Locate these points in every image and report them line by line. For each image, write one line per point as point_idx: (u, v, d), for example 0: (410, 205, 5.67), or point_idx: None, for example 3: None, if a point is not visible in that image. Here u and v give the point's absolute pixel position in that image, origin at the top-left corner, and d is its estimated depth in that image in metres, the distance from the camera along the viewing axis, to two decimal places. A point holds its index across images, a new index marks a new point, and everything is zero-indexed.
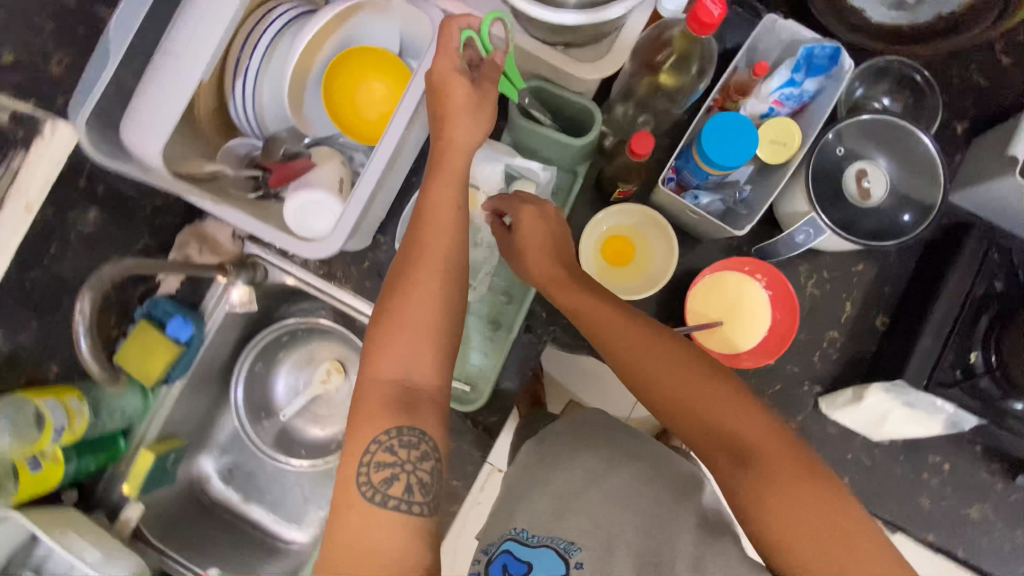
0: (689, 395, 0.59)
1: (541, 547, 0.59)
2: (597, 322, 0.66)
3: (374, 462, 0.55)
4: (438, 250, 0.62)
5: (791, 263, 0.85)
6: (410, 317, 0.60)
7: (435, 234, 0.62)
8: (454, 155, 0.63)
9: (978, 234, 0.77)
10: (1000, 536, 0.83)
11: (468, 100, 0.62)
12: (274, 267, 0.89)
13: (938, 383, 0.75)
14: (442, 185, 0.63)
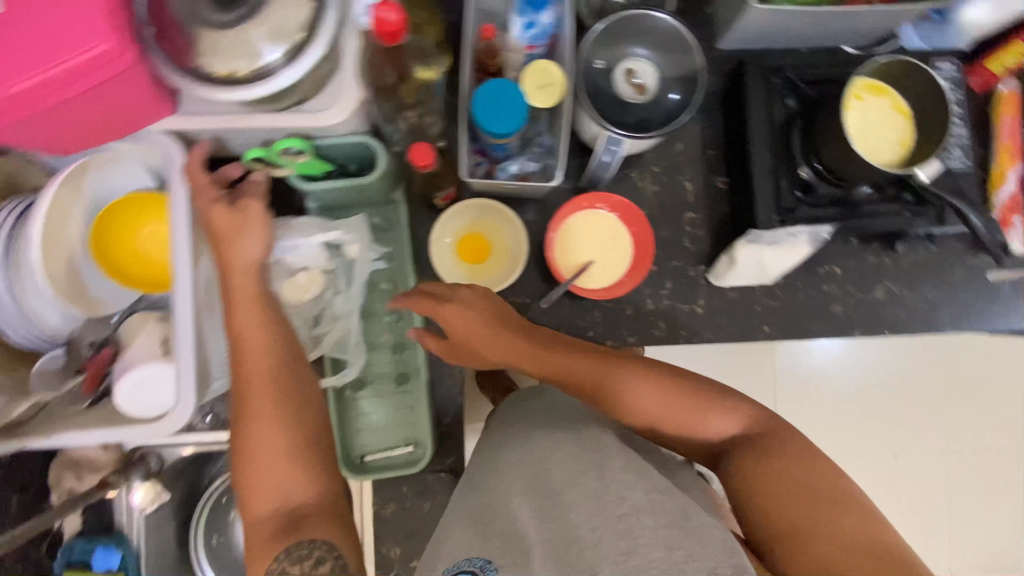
0: (672, 411, 0.64)
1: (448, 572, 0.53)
2: (561, 376, 0.68)
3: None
4: (260, 369, 0.63)
5: (623, 175, 0.88)
6: (267, 442, 0.60)
7: (255, 355, 0.64)
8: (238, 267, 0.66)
9: (753, 67, 0.80)
10: (912, 300, 0.89)
11: (229, 222, 0.65)
12: (165, 447, 0.85)
13: (787, 213, 0.79)
14: (244, 311, 0.65)
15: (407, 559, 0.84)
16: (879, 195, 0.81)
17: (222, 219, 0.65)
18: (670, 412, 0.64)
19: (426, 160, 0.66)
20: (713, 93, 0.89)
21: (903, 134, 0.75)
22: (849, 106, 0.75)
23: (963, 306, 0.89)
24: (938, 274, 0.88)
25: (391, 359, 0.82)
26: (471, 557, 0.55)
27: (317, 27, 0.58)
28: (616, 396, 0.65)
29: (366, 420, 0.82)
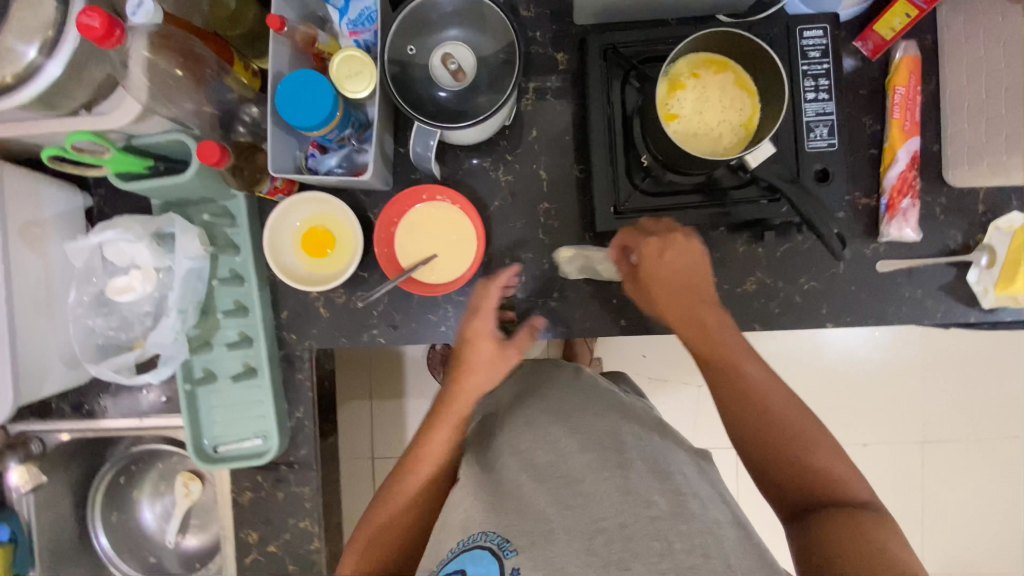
0: (798, 463, 0.63)
1: (471, 548, 0.59)
2: (693, 331, 0.70)
3: None
4: (434, 473, 0.73)
5: (474, 165, 0.84)
6: (388, 527, 0.70)
7: (428, 463, 0.73)
8: (462, 389, 0.74)
9: (593, 46, 0.75)
10: (788, 293, 0.82)
11: (495, 360, 0.75)
12: (44, 432, 0.90)
13: (626, 203, 0.75)
14: (428, 439, 0.73)
15: (264, 545, 0.87)
16: (738, 179, 0.74)
17: (482, 339, 0.75)
18: (775, 388, 0.66)
19: (214, 157, 0.66)
20: (571, 74, 0.84)
21: (745, 114, 0.69)
22: (683, 85, 0.69)
23: (849, 299, 0.82)
24: (817, 264, 0.81)
25: (238, 355, 0.84)
26: (487, 532, 0.60)
27: (66, 28, 0.59)
28: (736, 375, 0.67)
29: (220, 412, 0.85)
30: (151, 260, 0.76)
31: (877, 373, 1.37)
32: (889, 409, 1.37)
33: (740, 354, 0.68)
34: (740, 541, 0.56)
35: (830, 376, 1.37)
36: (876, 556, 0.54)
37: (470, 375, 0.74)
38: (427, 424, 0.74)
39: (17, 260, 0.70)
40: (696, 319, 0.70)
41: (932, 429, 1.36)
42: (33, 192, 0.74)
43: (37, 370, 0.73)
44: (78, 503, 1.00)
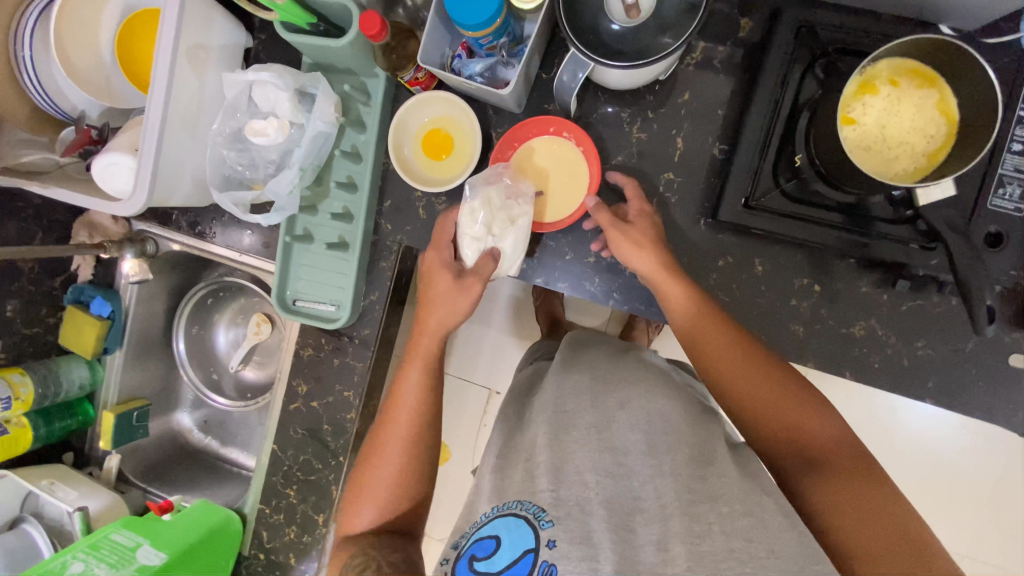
0: (786, 429, 0.62)
1: (505, 515, 0.62)
2: (655, 287, 0.71)
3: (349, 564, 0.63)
4: (413, 426, 0.72)
5: (611, 113, 0.80)
6: (385, 477, 0.70)
7: (401, 396, 0.73)
8: (433, 319, 0.75)
9: (787, 20, 0.67)
10: (896, 351, 0.74)
11: (450, 291, 0.75)
12: (160, 237, 0.99)
13: (759, 200, 0.69)
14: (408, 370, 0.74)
15: (309, 399, 0.95)
16: (895, 214, 0.67)
17: (437, 272, 0.77)
18: (719, 347, 0.66)
19: (372, 30, 0.66)
20: (749, 45, 0.76)
21: (938, 141, 0.60)
22: (875, 90, 0.60)
23: (963, 381, 0.73)
24: (942, 333, 0.73)
25: (336, 226, 0.89)
26: (523, 501, 0.62)
27: None
28: (703, 337, 0.67)
29: (307, 270, 0.91)
30: (289, 113, 0.79)
31: (946, 467, 1.25)
32: (944, 509, 1.26)
33: (688, 310, 0.68)
34: (782, 522, 0.54)
35: (893, 452, 1.27)
36: (865, 518, 0.54)
37: (430, 310, 0.76)
38: (400, 369, 0.75)
39: (179, 76, 0.75)
40: (653, 270, 0.70)
41: (982, 545, 1.24)
42: (207, 17, 0.78)
43: (170, 180, 0.80)
44: (170, 307, 1.13)
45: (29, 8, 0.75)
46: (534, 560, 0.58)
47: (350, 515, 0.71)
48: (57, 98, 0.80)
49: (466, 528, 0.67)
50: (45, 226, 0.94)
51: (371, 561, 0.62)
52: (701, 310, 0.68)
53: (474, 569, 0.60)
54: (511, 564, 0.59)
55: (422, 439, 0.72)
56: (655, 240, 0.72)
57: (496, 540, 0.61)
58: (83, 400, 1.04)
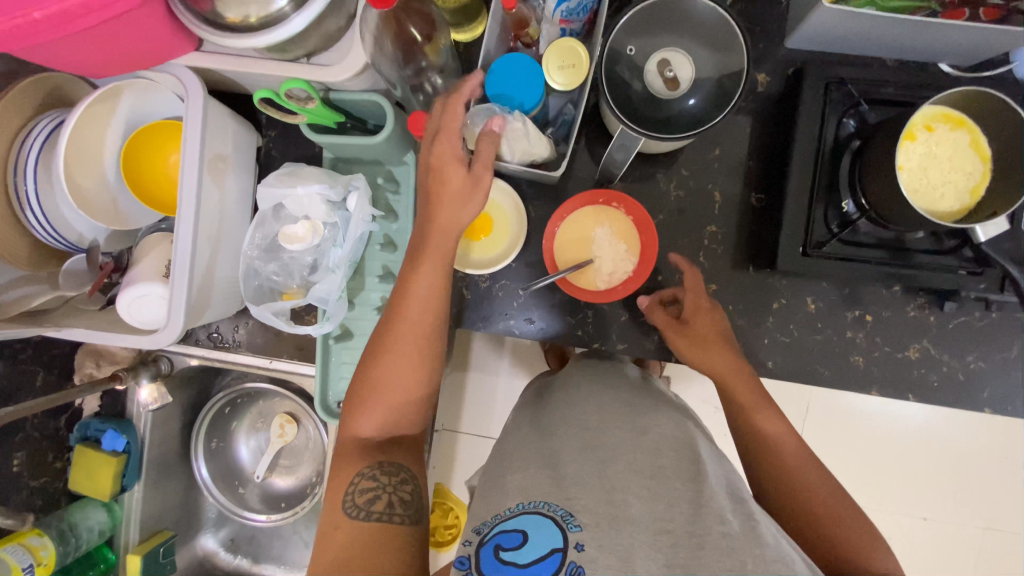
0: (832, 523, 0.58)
1: (532, 513, 0.59)
2: (720, 382, 0.70)
3: (359, 485, 0.61)
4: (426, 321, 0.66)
5: (645, 173, 0.82)
6: (389, 386, 0.65)
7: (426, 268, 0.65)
8: (459, 210, 0.64)
9: (813, 76, 0.71)
10: (950, 368, 0.78)
11: (463, 189, 0.64)
12: (175, 354, 0.92)
13: (815, 247, 0.71)
14: (431, 267, 0.65)
15: None
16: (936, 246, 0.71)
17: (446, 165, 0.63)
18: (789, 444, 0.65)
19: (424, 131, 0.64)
20: (768, 97, 0.80)
21: (975, 177, 0.64)
22: (914, 137, 0.65)
23: (1013, 386, 0.77)
24: (990, 345, 0.77)
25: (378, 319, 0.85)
26: (549, 502, 0.60)
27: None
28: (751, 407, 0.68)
29: (347, 369, 0.86)
30: (323, 214, 0.76)
31: (961, 450, 1.31)
32: (964, 490, 1.31)
33: (755, 407, 0.68)
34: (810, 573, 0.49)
35: (910, 444, 1.32)
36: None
37: (449, 212, 0.65)
38: (408, 272, 0.66)
39: (204, 193, 0.71)
40: (722, 370, 0.70)
41: (1003, 519, 1.31)
42: (223, 125, 0.74)
43: (202, 301, 0.74)
44: (185, 423, 1.04)
45: (29, 137, 0.70)
46: (563, 561, 0.55)
47: (356, 416, 0.65)
48: (63, 229, 0.74)
49: (486, 517, 0.62)
50: (46, 363, 0.85)
51: (384, 490, 0.61)
52: (773, 410, 0.67)
53: (499, 559, 0.56)
54: (539, 560, 0.55)
55: (429, 353, 0.67)
56: (721, 340, 0.71)
57: (524, 535, 0.57)
58: (102, 546, 0.93)
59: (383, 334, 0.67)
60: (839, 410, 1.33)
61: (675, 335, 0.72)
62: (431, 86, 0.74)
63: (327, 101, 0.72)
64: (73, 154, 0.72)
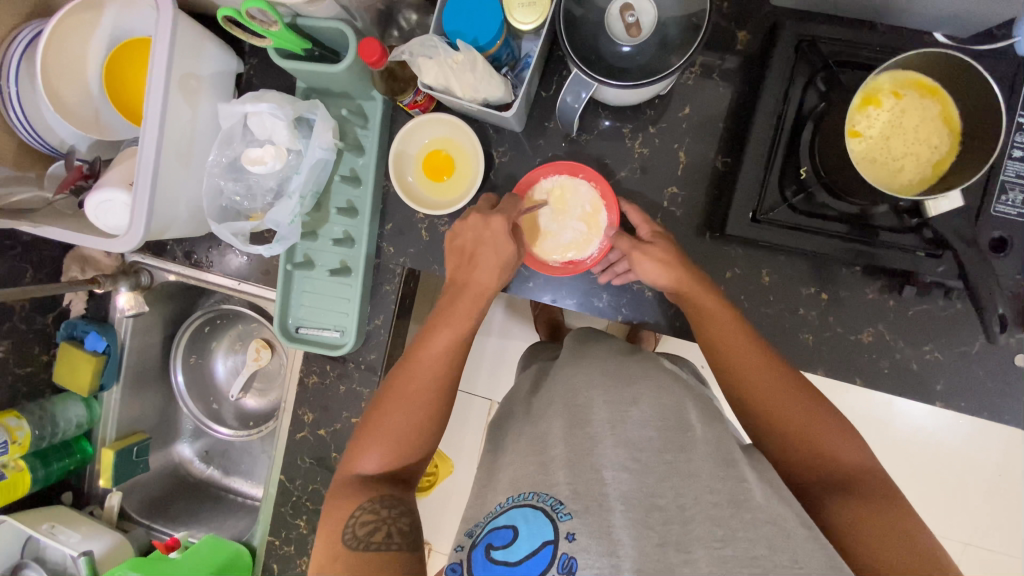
0: (797, 427, 0.61)
1: (522, 506, 0.56)
2: (683, 299, 0.70)
3: (361, 518, 0.61)
4: (437, 379, 0.68)
5: (612, 128, 0.80)
6: (394, 429, 0.66)
7: (439, 320, 0.70)
8: (477, 288, 0.72)
9: (786, 35, 0.67)
10: (905, 356, 0.75)
11: (486, 227, 0.73)
12: (154, 268, 0.97)
13: (766, 214, 0.69)
14: (444, 331, 0.69)
15: (315, 427, 0.92)
16: (899, 223, 0.67)
17: (496, 240, 0.72)
18: (759, 382, 0.63)
19: (373, 57, 0.66)
20: (748, 57, 0.76)
21: (940, 153, 0.61)
22: (879, 103, 0.61)
23: (970, 382, 0.74)
24: (950, 337, 0.74)
25: (338, 251, 0.87)
26: (538, 492, 0.57)
27: None
28: (718, 321, 0.67)
29: (308, 296, 0.89)
30: (286, 140, 0.78)
31: (963, 464, 1.19)
32: (962, 508, 1.19)
33: (718, 313, 0.67)
34: (806, 535, 0.49)
35: (907, 452, 1.20)
36: (886, 538, 0.53)
37: (482, 271, 0.72)
38: (424, 335, 0.70)
39: (172, 107, 0.73)
40: (684, 285, 0.69)
41: (1004, 547, 1.18)
42: (198, 44, 0.76)
43: (166, 214, 0.78)
44: (166, 337, 1.10)
45: (16, 38, 0.74)
46: (555, 553, 0.53)
47: (355, 456, 0.66)
48: (45, 134, 0.78)
49: (478, 518, 0.61)
50: (35, 263, 0.91)
51: (383, 522, 0.61)
52: (744, 339, 0.65)
53: (491, 559, 0.54)
54: (530, 556, 0.54)
55: (437, 399, 0.68)
56: (680, 259, 0.71)
57: (514, 531, 0.55)
58: (81, 439, 1.03)
59: (395, 376, 0.69)
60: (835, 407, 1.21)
61: (631, 251, 0.72)
62: (404, 19, 0.80)
63: (293, 26, 0.72)
64: (56, 62, 0.75)
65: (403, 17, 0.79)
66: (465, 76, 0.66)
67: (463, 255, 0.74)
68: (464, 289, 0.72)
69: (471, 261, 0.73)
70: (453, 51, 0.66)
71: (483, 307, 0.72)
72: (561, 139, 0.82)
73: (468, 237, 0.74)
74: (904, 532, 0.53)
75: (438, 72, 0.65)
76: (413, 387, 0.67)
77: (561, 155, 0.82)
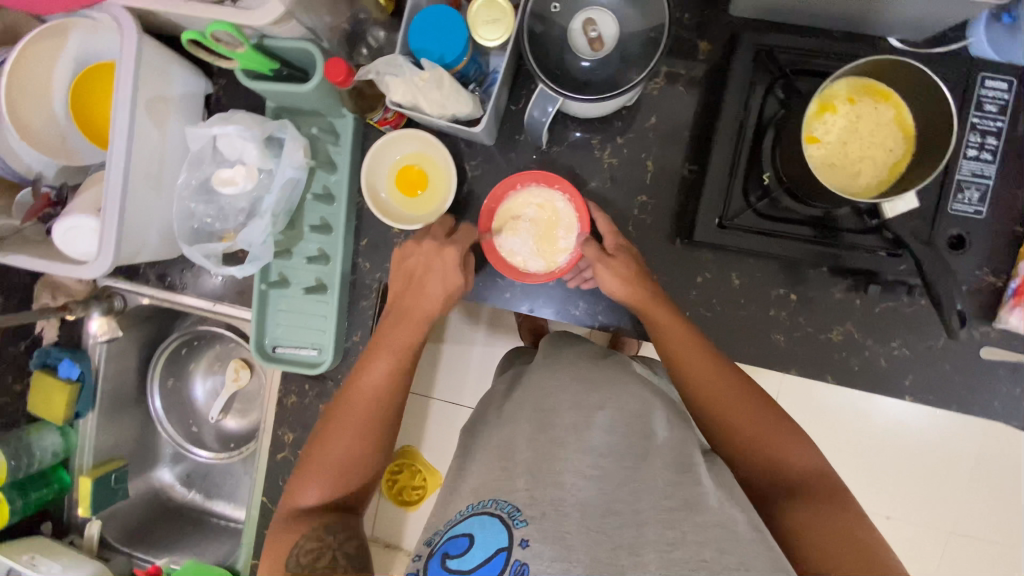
0: (753, 435, 0.63)
1: (480, 513, 0.56)
2: (642, 313, 0.71)
3: (305, 546, 0.63)
4: (379, 403, 0.69)
5: (582, 138, 0.81)
6: (335, 458, 0.67)
7: (381, 345, 0.71)
8: (419, 311, 0.73)
9: (745, 45, 0.69)
10: (874, 353, 0.77)
11: (432, 252, 0.74)
12: (127, 292, 0.96)
13: (732, 219, 0.71)
14: (386, 355, 0.70)
15: (296, 447, 0.91)
16: (861, 224, 0.69)
17: (441, 264, 0.73)
18: (715, 391, 0.65)
19: (339, 77, 0.67)
20: (711, 66, 0.78)
21: (895, 156, 0.63)
22: (835, 109, 0.63)
23: (937, 377, 0.76)
24: (916, 333, 0.76)
25: (313, 268, 0.87)
26: (497, 499, 0.57)
27: None
28: (671, 336, 0.68)
29: (282, 315, 0.89)
30: (256, 160, 0.78)
31: (940, 454, 1.21)
32: (942, 498, 1.21)
33: (670, 330, 0.69)
34: (755, 537, 0.52)
35: (885, 445, 1.22)
36: (835, 542, 0.54)
37: (426, 295, 0.73)
38: (366, 359, 0.71)
39: (139, 131, 0.73)
40: (641, 301, 0.71)
41: (984, 534, 1.21)
42: (164, 67, 0.76)
43: (136, 238, 0.77)
44: (143, 361, 1.09)
45: None
46: (507, 560, 0.52)
47: (298, 485, 0.67)
48: (11, 161, 0.77)
49: (439, 527, 0.60)
50: (4, 291, 0.90)
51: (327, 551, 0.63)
52: (698, 354, 0.67)
53: (446, 568, 0.54)
54: (484, 563, 0.53)
55: (378, 428, 0.69)
56: (640, 274, 0.73)
57: (469, 539, 0.55)
58: (58, 468, 1.01)
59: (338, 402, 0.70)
60: (814, 403, 1.23)
61: (597, 264, 0.73)
62: (373, 39, 0.80)
63: (259, 47, 0.72)
64: (19, 88, 0.74)
65: (372, 35, 0.80)
66: (433, 93, 0.66)
67: (410, 279, 0.75)
68: (406, 314, 0.73)
69: (417, 284, 0.74)
70: (419, 70, 0.67)
71: (426, 329, 0.73)
72: (531, 151, 0.83)
73: (417, 264, 0.75)
74: (850, 537, 0.54)
75: (407, 91, 0.66)
76: (356, 411, 0.68)
77: (532, 166, 0.83)
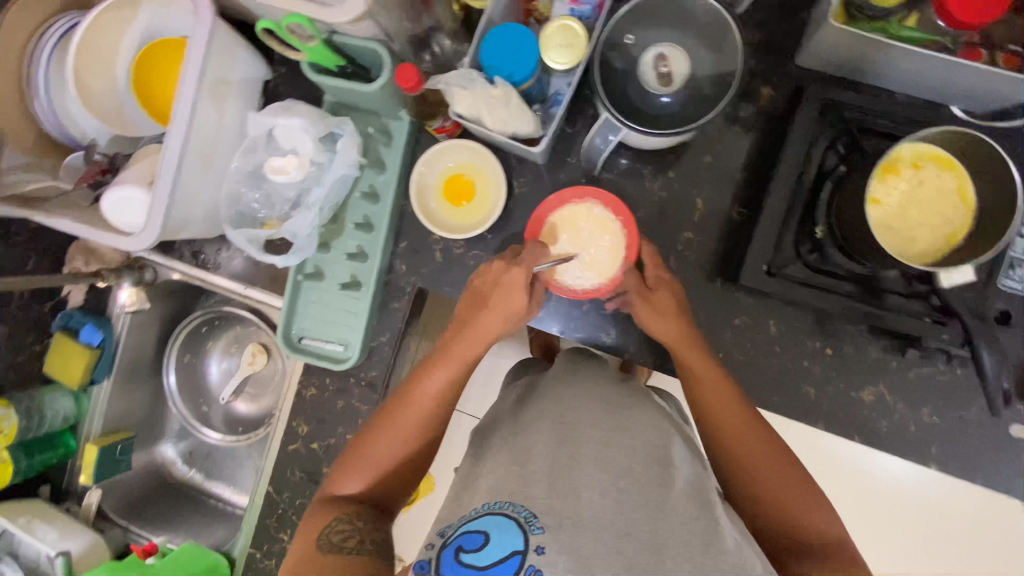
0: (772, 492, 0.62)
1: (495, 514, 0.55)
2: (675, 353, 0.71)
3: (336, 526, 0.62)
4: (432, 410, 0.68)
5: (633, 168, 0.82)
6: (382, 454, 0.67)
7: (443, 356, 0.70)
8: (484, 330, 0.71)
9: (811, 98, 0.69)
10: (903, 417, 0.76)
11: (502, 271, 0.72)
12: (159, 266, 0.97)
13: (779, 268, 0.71)
14: (445, 367, 0.70)
15: (309, 440, 0.91)
16: (908, 289, 0.69)
17: (515, 288, 0.72)
18: (742, 440, 0.64)
19: (409, 83, 0.67)
20: (771, 112, 0.78)
21: (953, 226, 0.63)
22: (898, 172, 0.63)
23: (964, 448, 0.75)
24: (947, 401, 0.75)
25: (350, 265, 0.87)
26: (513, 503, 0.56)
27: None
28: (705, 380, 0.68)
29: (311, 308, 0.88)
30: (310, 152, 0.79)
31: None
32: None
33: (706, 375, 0.68)
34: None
35: None
36: None
37: (489, 315, 0.72)
38: (424, 367, 0.71)
39: (201, 110, 0.73)
40: (672, 338, 0.71)
41: None
42: (231, 50, 0.76)
43: (183, 216, 0.77)
44: (162, 334, 1.09)
45: (49, 31, 0.75)
46: (522, 563, 0.52)
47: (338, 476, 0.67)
48: (68, 126, 0.77)
49: (451, 519, 0.59)
50: (40, 250, 0.90)
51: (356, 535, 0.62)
52: (735, 403, 0.67)
53: (460, 562, 0.53)
54: (498, 563, 0.53)
55: (427, 434, 0.68)
56: (677, 310, 0.72)
57: (485, 536, 0.54)
58: (66, 432, 1.00)
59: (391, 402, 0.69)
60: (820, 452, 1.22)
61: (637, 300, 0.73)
62: (439, 47, 0.80)
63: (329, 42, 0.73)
64: (86, 56, 0.75)
65: (437, 42, 0.79)
66: (495, 112, 0.67)
67: (477, 296, 0.74)
68: (469, 328, 0.72)
69: (486, 301, 0.73)
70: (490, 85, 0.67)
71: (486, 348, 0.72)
72: (581, 174, 0.83)
73: (488, 279, 0.74)
74: None
75: (469, 106, 0.67)
76: (408, 416, 0.68)
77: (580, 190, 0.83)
